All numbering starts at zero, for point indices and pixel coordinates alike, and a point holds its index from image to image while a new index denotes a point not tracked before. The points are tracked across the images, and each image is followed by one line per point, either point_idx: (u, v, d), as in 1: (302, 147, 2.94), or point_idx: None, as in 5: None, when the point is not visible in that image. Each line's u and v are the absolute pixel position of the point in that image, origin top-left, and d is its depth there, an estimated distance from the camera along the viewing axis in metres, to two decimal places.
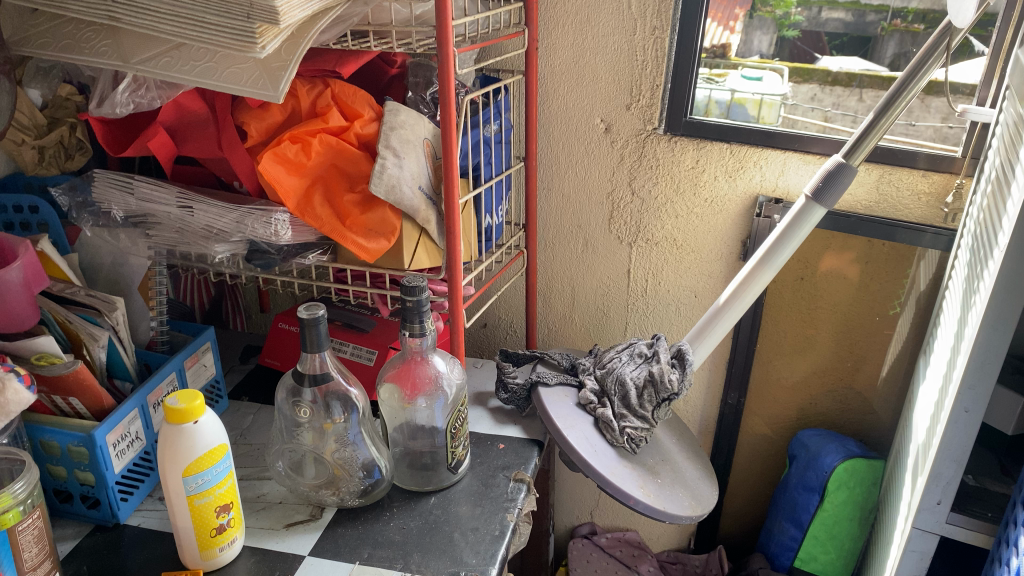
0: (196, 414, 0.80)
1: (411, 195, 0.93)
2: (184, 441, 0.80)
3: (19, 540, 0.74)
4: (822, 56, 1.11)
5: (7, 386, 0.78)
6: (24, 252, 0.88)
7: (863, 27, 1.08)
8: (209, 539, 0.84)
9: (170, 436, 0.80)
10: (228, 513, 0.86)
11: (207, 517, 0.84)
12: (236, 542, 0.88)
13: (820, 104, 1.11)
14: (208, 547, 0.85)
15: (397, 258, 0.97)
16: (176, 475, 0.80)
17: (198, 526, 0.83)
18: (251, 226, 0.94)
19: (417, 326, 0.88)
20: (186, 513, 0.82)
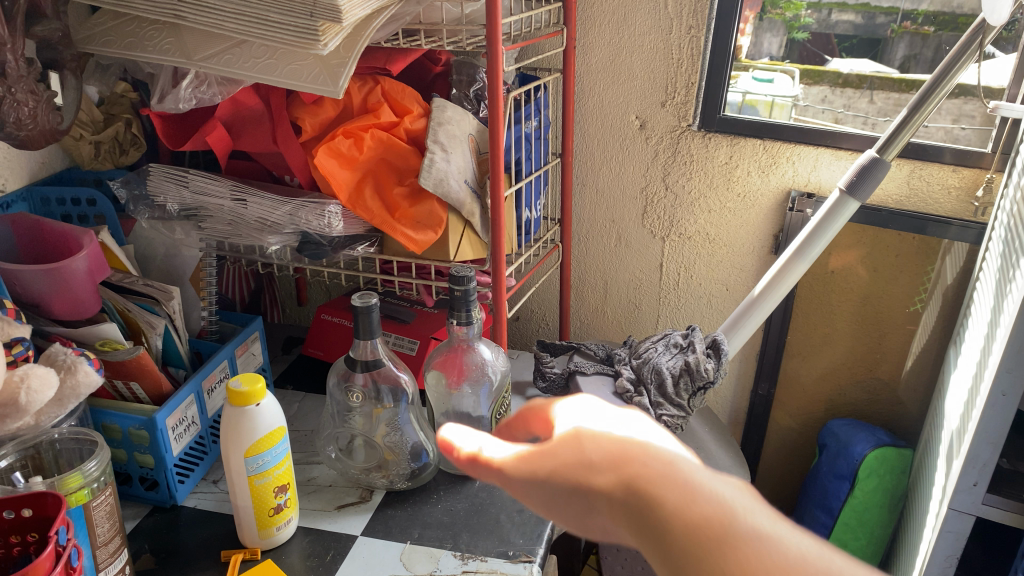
0: (259, 396, 0.83)
1: (457, 188, 0.97)
2: (246, 422, 0.83)
3: (94, 515, 0.77)
4: (831, 58, 1.15)
5: (79, 368, 0.82)
6: (88, 242, 0.92)
7: (873, 29, 1.13)
8: (267, 518, 0.88)
9: (233, 418, 0.83)
10: (286, 494, 0.89)
11: (267, 497, 0.87)
12: (291, 524, 0.91)
13: (830, 105, 1.13)
14: (266, 526, 0.88)
15: (442, 249, 1.00)
16: (238, 455, 0.84)
17: (257, 506, 0.87)
18: (305, 218, 0.96)
19: (463, 315, 0.91)
20: (247, 493, 0.86)
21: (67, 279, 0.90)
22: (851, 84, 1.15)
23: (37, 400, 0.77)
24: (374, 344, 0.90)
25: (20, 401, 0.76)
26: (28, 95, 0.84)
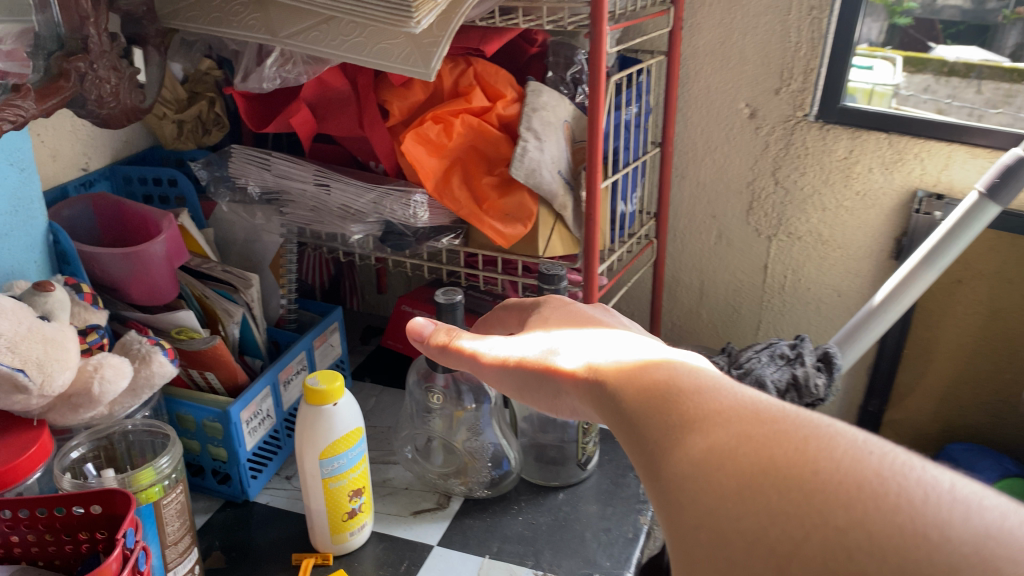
0: (336, 396, 0.79)
1: (550, 179, 0.91)
2: (322, 423, 0.79)
3: (165, 513, 0.74)
4: (936, 45, 1.04)
5: (153, 359, 0.78)
6: (167, 226, 0.89)
7: (982, 15, 1.00)
8: (341, 523, 0.83)
9: (309, 417, 0.79)
10: (361, 498, 0.84)
11: (341, 501, 0.82)
12: (364, 530, 0.86)
13: (933, 95, 1.04)
14: (339, 531, 0.83)
15: (531, 244, 0.94)
16: (313, 457, 0.79)
17: (331, 510, 0.82)
18: (389, 207, 0.91)
19: None
20: (320, 496, 0.81)
21: (145, 263, 0.87)
22: (957, 73, 1.03)
23: (111, 391, 0.74)
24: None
25: (92, 391, 0.72)
26: (111, 71, 0.80)
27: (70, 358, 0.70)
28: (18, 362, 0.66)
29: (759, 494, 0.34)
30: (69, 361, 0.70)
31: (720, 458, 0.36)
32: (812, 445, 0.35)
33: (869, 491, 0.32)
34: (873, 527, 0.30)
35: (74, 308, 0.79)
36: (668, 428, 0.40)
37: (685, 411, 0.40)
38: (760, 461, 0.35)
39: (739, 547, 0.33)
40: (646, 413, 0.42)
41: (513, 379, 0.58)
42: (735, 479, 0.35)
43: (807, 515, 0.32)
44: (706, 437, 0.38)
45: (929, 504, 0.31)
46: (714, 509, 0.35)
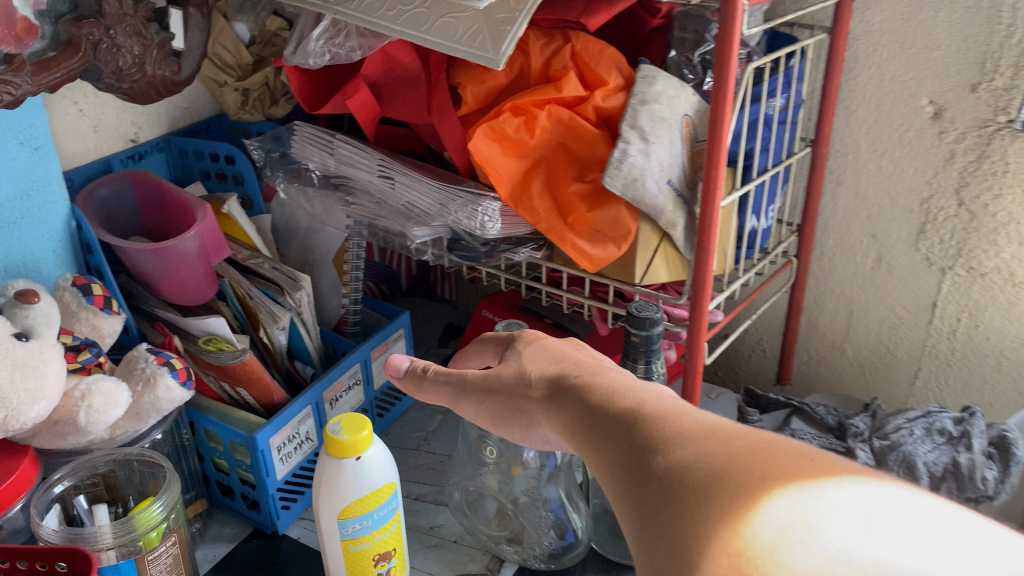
0: (361, 448, 0.65)
1: (656, 190, 0.72)
2: (343, 480, 0.65)
3: (148, 571, 0.63)
4: None
5: (159, 382, 0.67)
6: (203, 217, 0.77)
7: None
8: None
9: (328, 471, 0.66)
10: (390, 562, 0.71)
11: (364, 565, 0.69)
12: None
13: None
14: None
15: (626, 268, 0.77)
16: (331, 516, 0.66)
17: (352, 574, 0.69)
18: (455, 214, 0.76)
19: (641, 367, 0.70)
20: (340, 558, 0.68)
21: (175, 260, 0.76)
22: None
23: (101, 422, 0.63)
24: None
25: (78, 422, 0.62)
26: (134, 38, 0.69)
27: (49, 387, 0.60)
28: None
29: (717, 506, 0.31)
30: (46, 391, 0.59)
31: (684, 475, 0.34)
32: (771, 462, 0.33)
33: (819, 502, 0.30)
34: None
35: (81, 313, 0.69)
36: (636, 447, 0.38)
37: (654, 429, 0.38)
38: (720, 474, 0.33)
39: (699, 556, 0.30)
40: (615, 435, 0.40)
41: (486, 413, 0.54)
42: (695, 491, 0.33)
43: (763, 525, 0.30)
44: (668, 455, 0.36)
45: (878, 514, 0.29)
46: (676, 520, 0.32)
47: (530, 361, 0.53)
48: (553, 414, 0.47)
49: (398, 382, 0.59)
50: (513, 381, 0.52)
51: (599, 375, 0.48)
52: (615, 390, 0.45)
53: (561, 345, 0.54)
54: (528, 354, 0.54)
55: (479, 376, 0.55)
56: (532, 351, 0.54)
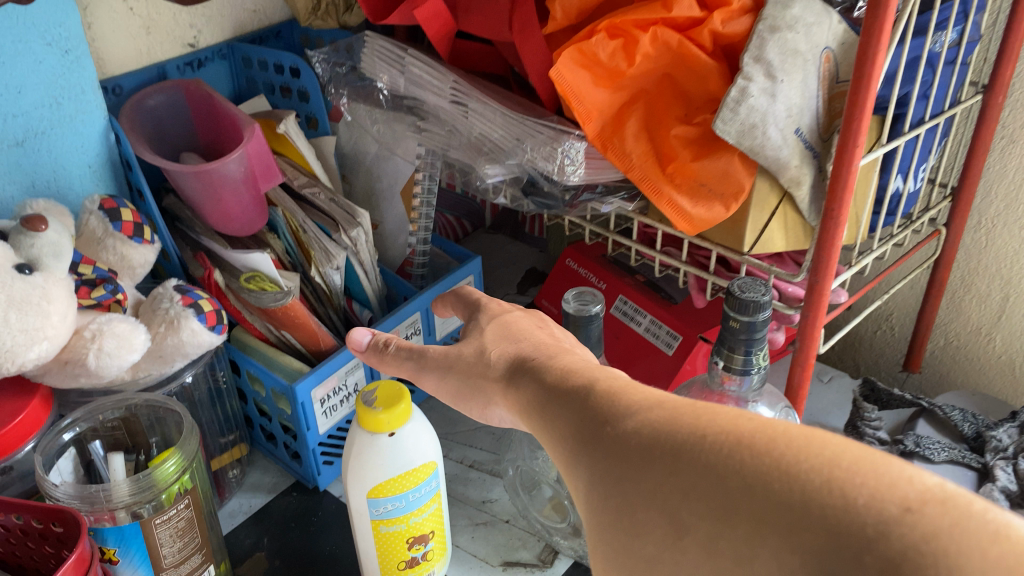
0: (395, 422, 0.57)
1: (779, 140, 0.58)
2: (377, 457, 0.57)
3: (158, 535, 0.57)
4: None
5: (183, 325, 0.59)
6: (250, 137, 0.68)
7: None
8: (396, 571, 0.62)
9: (359, 446, 0.58)
10: (426, 545, 0.62)
11: (397, 548, 0.61)
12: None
13: None
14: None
15: (735, 232, 0.64)
16: (361, 493, 0.58)
17: (383, 557, 0.61)
18: (531, 152, 0.65)
19: (740, 356, 0.57)
20: (369, 538, 0.60)
21: (217, 185, 0.67)
22: None
23: (114, 367, 0.56)
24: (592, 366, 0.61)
25: (87, 365, 0.56)
26: None
27: (51, 328, 0.53)
28: None
29: (656, 461, 0.30)
30: (47, 331, 0.53)
31: (624, 431, 0.32)
32: (711, 415, 0.31)
33: (752, 447, 0.28)
34: (751, 471, 0.27)
35: (107, 240, 0.62)
36: (583, 410, 0.35)
37: (600, 388, 0.36)
38: (657, 428, 0.31)
39: (640, 512, 0.30)
40: (562, 400, 0.37)
41: (446, 390, 0.48)
42: (635, 448, 0.31)
43: (701, 478, 0.28)
44: (615, 420, 0.33)
45: (809, 454, 0.27)
46: (619, 481, 0.31)
47: (497, 337, 0.47)
48: (507, 391, 0.43)
49: (362, 357, 0.53)
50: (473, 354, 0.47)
51: (560, 359, 0.42)
52: (572, 365, 0.40)
53: (525, 322, 0.48)
54: (491, 327, 0.48)
55: (441, 349, 0.49)
56: (496, 325, 0.49)
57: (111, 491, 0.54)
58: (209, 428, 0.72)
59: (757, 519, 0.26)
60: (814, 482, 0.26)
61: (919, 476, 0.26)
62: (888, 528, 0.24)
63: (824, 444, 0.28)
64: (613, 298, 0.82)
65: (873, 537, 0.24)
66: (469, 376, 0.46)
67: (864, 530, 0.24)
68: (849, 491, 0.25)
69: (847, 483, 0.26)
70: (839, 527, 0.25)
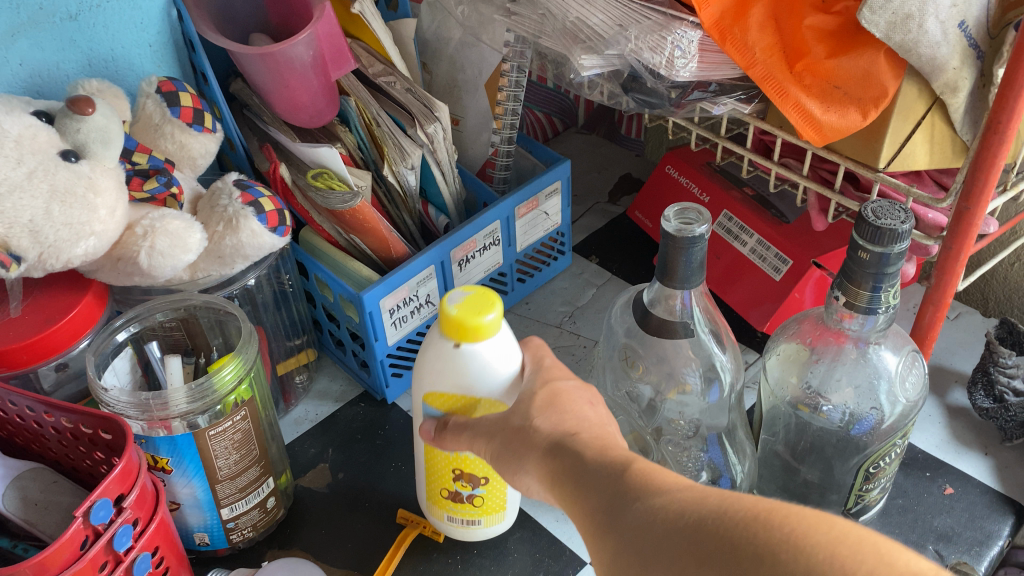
0: (473, 336, 0.47)
1: (939, 33, 0.48)
2: (448, 368, 0.49)
3: (212, 446, 0.54)
4: None
5: (242, 225, 0.55)
6: (323, 16, 0.62)
7: None
8: (440, 497, 0.57)
9: (428, 351, 0.50)
10: (477, 487, 0.56)
11: (440, 473, 0.55)
12: (464, 531, 0.59)
13: None
14: (435, 504, 0.58)
15: (871, 145, 0.54)
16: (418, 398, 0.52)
17: (431, 476, 0.56)
18: (636, 42, 0.56)
19: (865, 292, 0.49)
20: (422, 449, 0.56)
21: (284, 70, 0.61)
22: None
23: (167, 267, 0.52)
24: (691, 293, 0.53)
25: (138, 264, 0.52)
26: None
27: (99, 223, 0.49)
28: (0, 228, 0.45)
29: (678, 531, 0.30)
30: (95, 227, 0.49)
31: (652, 504, 0.32)
32: (735, 494, 0.31)
33: (765, 520, 0.28)
34: (759, 540, 0.28)
35: (165, 127, 0.57)
36: (615, 482, 0.35)
37: (632, 460, 0.36)
38: (685, 504, 0.31)
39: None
40: (591, 472, 0.37)
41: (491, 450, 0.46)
42: (660, 522, 0.31)
43: (718, 551, 0.28)
44: (643, 492, 0.33)
45: (817, 527, 0.27)
46: (643, 554, 0.31)
47: (543, 404, 0.45)
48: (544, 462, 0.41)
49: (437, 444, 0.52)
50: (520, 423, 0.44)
51: (584, 441, 0.40)
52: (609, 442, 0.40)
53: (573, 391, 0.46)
54: (541, 394, 0.46)
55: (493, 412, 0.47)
56: (547, 393, 0.46)
57: (166, 398, 0.51)
58: (275, 332, 0.68)
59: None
60: (816, 555, 0.26)
61: (893, 555, 0.26)
62: None
63: (828, 521, 0.28)
64: (716, 212, 0.73)
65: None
66: (511, 443, 0.44)
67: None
68: (847, 564, 0.26)
69: (848, 557, 0.26)
70: None
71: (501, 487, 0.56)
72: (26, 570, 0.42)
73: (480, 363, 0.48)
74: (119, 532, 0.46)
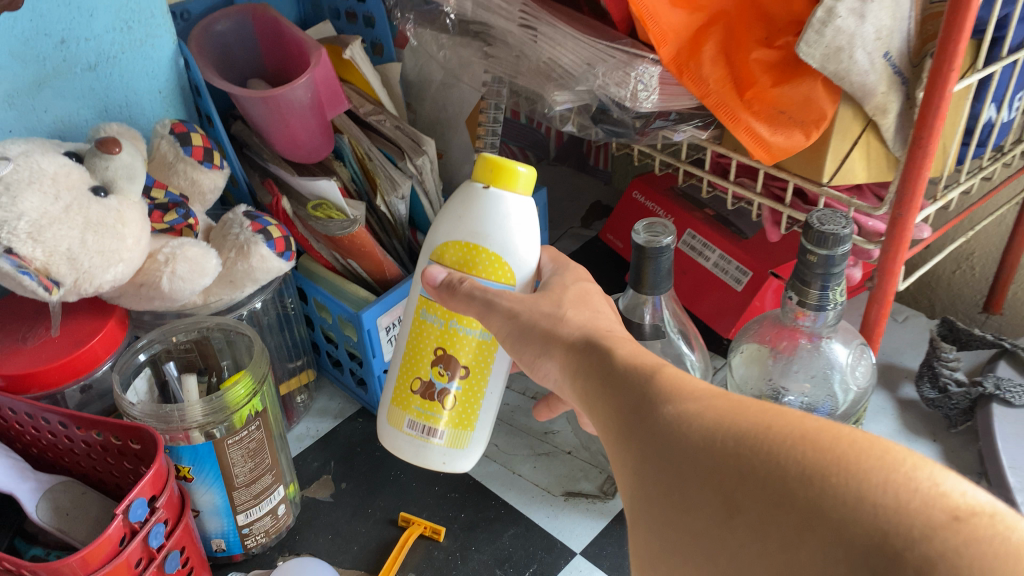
0: (504, 177, 0.52)
1: (867, 64, 0.55)
2: (472, 206, 0.52)
3: (230, 455, 0.58)
4: None
5: (252, 252, 0.60)
6: (319, 62, 0.68)
7: None
8: (409, 392, 0.56)
9: (455, 199, 0.54)
10: (450, 384, 0.55)
11: (421, 353, 0.55)
12: (423, 446, 0.56)
13: None
14: (401, 402, 0.56)
15: (815, 163, 0.61)
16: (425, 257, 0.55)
17: (408, 360, 0.56)
18: (604, 77, 0.63)
19: (815, 292, 0.55)
20: (408, 327, 0.56)
21: (285, 111, 0.67)
22: None
23: (186, 291, 0.57)
24: (661, 299, 0.59)
25: (160, 288, 0.56)
26: None
27: (127, 251, 0.54)
28: (41, 255, 0.50)
29: (715, 449, 0.28)
30: (124, 254, 0.54)
31: (685, 416, 0.30)
32: (778, 411, 0.29)
33: (815, 442, 0.27)
34: (807, 465, 0.26)
35: (178, 165, 0.62)
36: (641, 395, 0.33)
37: (665, 373, 0.34)
38: (722, 417, 0.29)
39: (691, 490, 0.28)
40: (617, 390, 0.35)
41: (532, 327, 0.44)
42: (693, 436, 0.29)
43: (761, 469, 0.27)
44: (676, 403, 0.31)
45: (871, 455, 0.26)
46: (675, 468, 0.29)
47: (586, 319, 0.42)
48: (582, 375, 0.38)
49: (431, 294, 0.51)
50: (549, 313, 0.45)
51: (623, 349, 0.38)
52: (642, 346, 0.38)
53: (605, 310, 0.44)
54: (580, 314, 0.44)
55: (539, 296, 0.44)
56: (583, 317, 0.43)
57: (183, 409, 0.56)
58: (278, 353, 0.74)
59: (804, 518, 0.25)
60: (872, 480, 0.25)
61: (945, 484, 0.24)
62: (931, 533, 0.23)
63: (884, 450, 0.26)
64: (681, 231, 0.80)
65: (904, 550, 0.23)
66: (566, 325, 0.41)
67: (908, 533, 0.23)
68: (901, 493, 0.24)
69: (904, 487, 0.24)
70: (887, 527, 0.23)
71: (481, 387, 0.55)
72: (72, 566, 0.46)
73: (501, 207, 0.52)
74: (152, 530, 0.51)
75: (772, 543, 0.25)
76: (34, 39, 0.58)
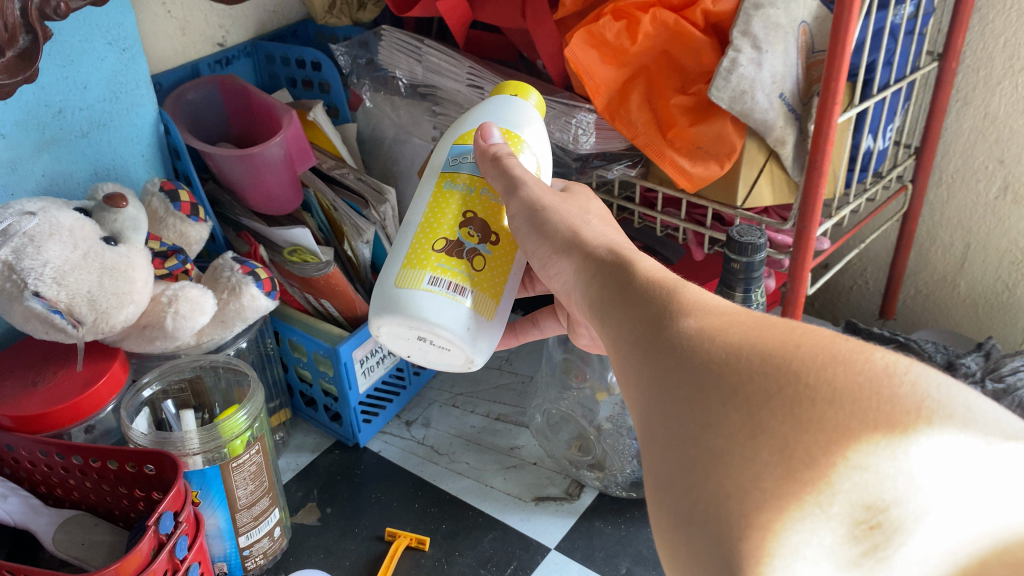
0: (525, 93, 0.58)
1: (766, 104, 0.66)
2: (498, 106, 0.56)
3: (233, 479, 0.63)
4: None
5: (243, 291, 0.66)
6: (289, 123, 0.75)
7: None
8: (427, 248, 0.51)
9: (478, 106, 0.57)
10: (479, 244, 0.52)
11: (444, 216, 0.52)
12: (448, 303, 0.49)
13: None
14: (415, 264, 0.50)
15: (729, 189, 0.72)
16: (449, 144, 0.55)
17: (425, 225, 0.52)
18: (548, 126, 0.73)
19: (738, 294, 0.65)
20: (425, 199, 0.53)
21: (261, 168, 0.74)
22: None
23: (188, 329, 0.63)
24: None
25: (164, 327, 0.62)
26: None
27: (137, 292, 0.59)
28: (65, 297, 0.55)
29: (739, 367, 0.29)
30: (134, 295, 0.59)
31: (706, 334, 0.31)
32: (800, 331, 0.30)
33: (847, 363, 0.28)
34: (840, 388, 0.27)
35: (168, 219, 0.68)
36: (655, 312, 0.34)
37: (676, 291, 0.35)
38: (747, 336, 0.30)
39: (713, 406, 0.28)
40: (632, 308, 0.35)
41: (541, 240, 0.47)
42: (715, 353, 0.30)
43: (791, 387, 0.28)
44: (698, 320, 0.32)
45: (898, 380, 0.28)
46: (695, 382, 0.29)
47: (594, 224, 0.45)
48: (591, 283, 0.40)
49: (486, 148, 0.52)
50: (576, 214, 0.47)
51: (637, 259, 0.39)
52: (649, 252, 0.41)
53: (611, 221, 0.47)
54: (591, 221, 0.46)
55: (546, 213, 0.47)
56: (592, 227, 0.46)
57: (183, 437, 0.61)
58: None
59: (836, 432, 0.27)
60: (907, 400, 0.27)
61: (951, 402, 0.28)
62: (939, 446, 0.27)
63: (908, 384, 0.28)
64: None
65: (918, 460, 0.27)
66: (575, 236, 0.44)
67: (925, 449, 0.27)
68: (931, 417, 0.27)
69: (933, 411, 0.27)
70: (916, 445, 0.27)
71: (507, 260, 0.52)
72: None
73: (527, 110, 0.57)
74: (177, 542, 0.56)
75: (798, 463, 0.26)
76: (36, 109, 0.64)
